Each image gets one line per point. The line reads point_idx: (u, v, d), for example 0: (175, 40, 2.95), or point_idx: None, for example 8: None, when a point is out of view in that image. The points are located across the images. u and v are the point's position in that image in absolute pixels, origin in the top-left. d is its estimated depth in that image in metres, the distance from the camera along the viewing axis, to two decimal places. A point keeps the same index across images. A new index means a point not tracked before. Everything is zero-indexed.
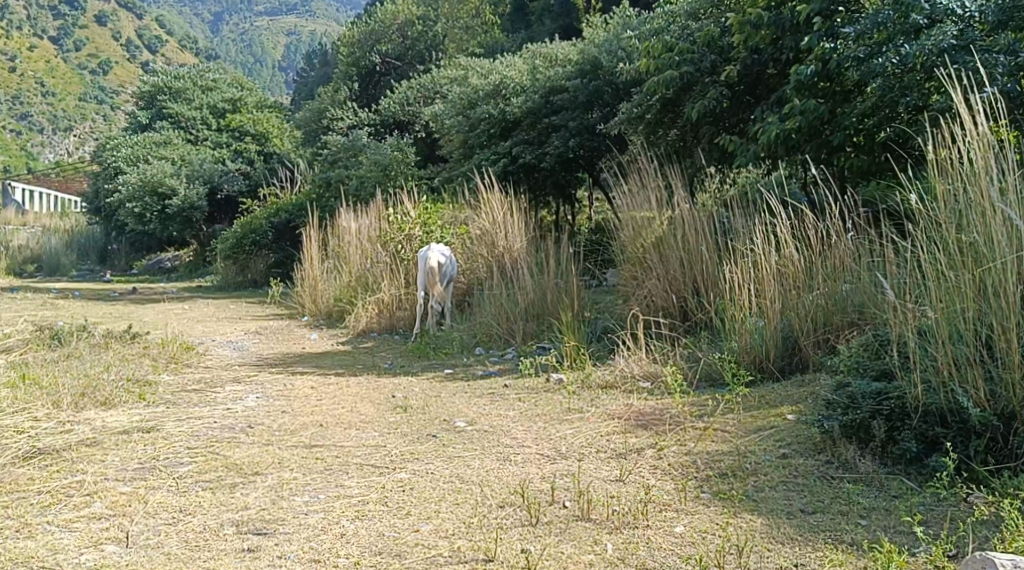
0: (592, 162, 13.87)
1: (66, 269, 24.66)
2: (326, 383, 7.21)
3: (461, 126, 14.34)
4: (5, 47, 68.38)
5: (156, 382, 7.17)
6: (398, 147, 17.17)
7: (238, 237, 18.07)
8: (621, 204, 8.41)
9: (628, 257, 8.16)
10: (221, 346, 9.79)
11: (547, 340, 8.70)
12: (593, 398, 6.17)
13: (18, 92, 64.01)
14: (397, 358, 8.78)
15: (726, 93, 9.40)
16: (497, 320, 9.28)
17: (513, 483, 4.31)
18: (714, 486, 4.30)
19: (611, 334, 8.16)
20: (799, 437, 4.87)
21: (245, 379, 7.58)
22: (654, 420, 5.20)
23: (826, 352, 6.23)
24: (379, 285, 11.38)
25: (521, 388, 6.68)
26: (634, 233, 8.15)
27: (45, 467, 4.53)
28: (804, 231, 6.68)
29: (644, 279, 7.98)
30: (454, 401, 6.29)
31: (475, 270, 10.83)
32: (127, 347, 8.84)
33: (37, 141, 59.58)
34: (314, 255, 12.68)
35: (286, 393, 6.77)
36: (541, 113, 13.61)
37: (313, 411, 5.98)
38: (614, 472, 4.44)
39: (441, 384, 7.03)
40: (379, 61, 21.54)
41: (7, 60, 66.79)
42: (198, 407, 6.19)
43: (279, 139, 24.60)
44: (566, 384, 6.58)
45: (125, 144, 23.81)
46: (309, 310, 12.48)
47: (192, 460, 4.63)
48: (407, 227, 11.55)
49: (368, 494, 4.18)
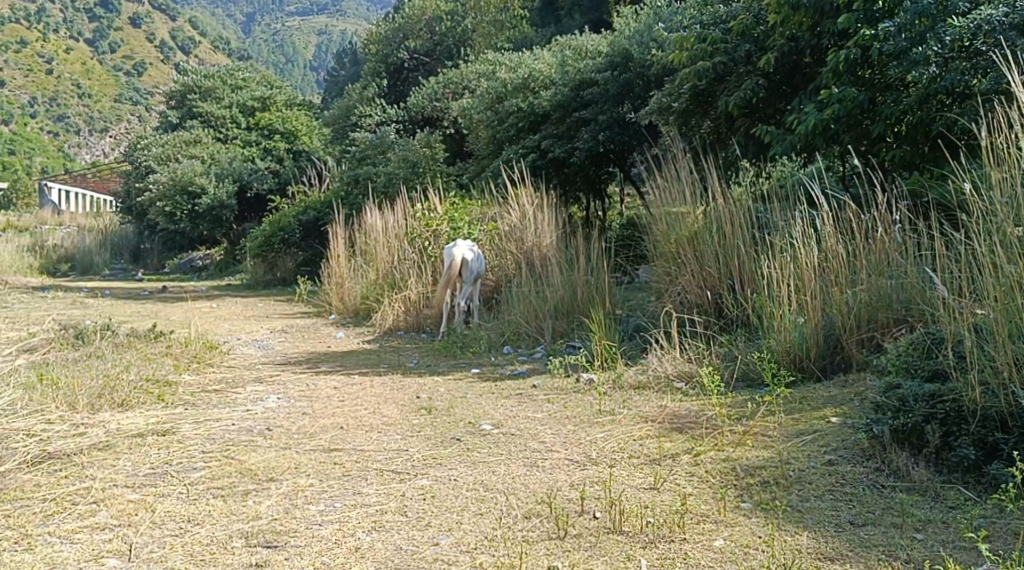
0: (623, 157, 13.62)
1: (98, 268, 25.01)
2: (349, 383, 7.02)
3: (489, 121, 14.14)
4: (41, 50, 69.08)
5: (176, 382, 7.01)
6: (427, 143, 16.99)
7: (266, 235, 17.98)
8: (654, 198, 8.18)
9: (661, 252, 7.92)
10: (245, 345, 9.63)
11: (578, 338, 8.47)
12: (625, 399, 5.93)
13: (54, 94, 64.58)
14: (423, 357, 8.58)
15: (762, 83, 9.13)
16: (524, 318, 9.05)
17: (540, 492, 4.08)
18: (756, 496, 4.05)
19: (643, 332, 7.91)
20: (845, 442, 4.59)
21: (268, 379, 7.40)
22: (690, 423, 4.95)
23: (871, 350, 5.96)
24: (406, 282, 11.19)
25: (549, 389, 6.45)
26: (668, 227, 7.91)
27: (53, 472, 4.36)
28: (847, 224, 6.42)
29: (677, 275, 7.73)
30: (480, 402, 6.08)
31: (503, 267, 10.62)
32: (150, 346, 8.69)
33: (72, 143, 60.08)
34: (341, 253, 12.52)
35: (308, 394, 6.58)
36: (570, 107, 13.38)
37: (334, 413, 5.79)
38: (648, 480, 4.19)
39: (467, 385, 6.82)
40: (407, 57, 21.39)
41: (43, 62, 67.47)
42: (217, 408, 6.02)
43: (308, 137, 24.34)
44: (597, 385, 6.34)
45: (155, 143, 23.81)
46: (336, 308, 12.32)
47: (205, 465, 4.45)
48: (434, 223, 11.37)
49: (387, 503, 3.96)
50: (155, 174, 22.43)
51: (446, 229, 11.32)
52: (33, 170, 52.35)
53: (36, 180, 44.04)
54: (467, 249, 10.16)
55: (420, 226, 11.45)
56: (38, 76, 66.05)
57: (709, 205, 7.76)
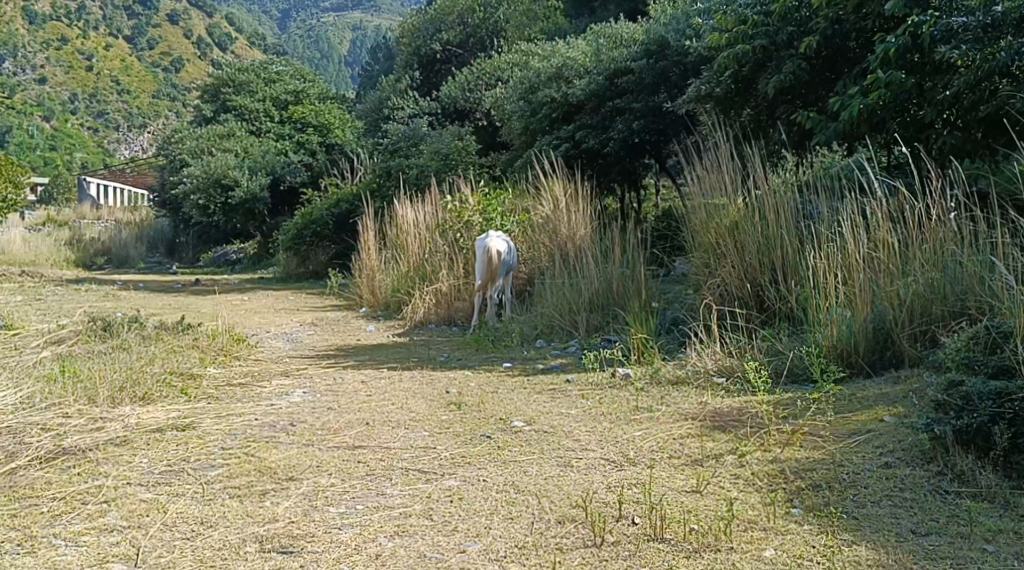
0: (659, 147, 13.33)
1: (134, 261, 25.12)
2: (378, 377, 6.81)
3: (522, 111, 13.91)
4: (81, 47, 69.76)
5: (202, 374, 6.85)
6: (459, 135, 16.77)
7: (298, 228, 17.86)
8: (693, 186, 7.92)
9: (700, 242, 7.66)
10: (274, 338, 9.46)
11: (613, 331, 8.22)
12: (664, 396, 5.67)
13: (93, 90, 65.10)
14: (453, 350, 8.36)
15: (804, 68, 8.83)
16: (557, 310, 8.81)
17: (575, 495, 3.84)
18: (807, 501, 3.79)
19: (681, 326, 7.64)
20: (901, 443, 4.30)
21: (295, 372, 7.21)
22: (733, 422, 4.69)
23: (924, 346, 5.68)
24: (437, 275, 10.99)
25: (584, 384, 6.20)
26: (707, 216, 7.64)
27: (66, 469, 4.18)
28: (898, 213, 6.14)
29: (717, 266, 7.47)
30: (512, 398, 5.84)
31: (536, 259, 10.38)
32: (177, 338, 8.54)
33: (111, 139, 60.55)
34: (371, 245, 12.34)
35: (335, 388, 6.38)
36: (605, 96, 13.09)
37: (361, 408, 5.58)
38: (690, 482, 3.94)
39: (499, 380, 6.59)
40: (440, 49, 21.19)
41: (84, 60, 68.22)
42: (241, 403, 5.83)
43: (340, 130, 24.13)
44: (634, 380, 6.09)
45: (189, 137, 23.81)
46: (367, 302, 12.14)
47: (223, 462, 4.25)
48: (466, 214, 11.16)
49: (412, 505, 3.75)
50: (189, 168, 22.46)
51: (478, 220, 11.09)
52: (73, 166, 52.78)
53: (75, 176, 44.37)
54: (501, 241, 9.93)
55: (452, 217, 11.24)
56: (77, 72, 66.61)
57: (751, 193, 7.49)
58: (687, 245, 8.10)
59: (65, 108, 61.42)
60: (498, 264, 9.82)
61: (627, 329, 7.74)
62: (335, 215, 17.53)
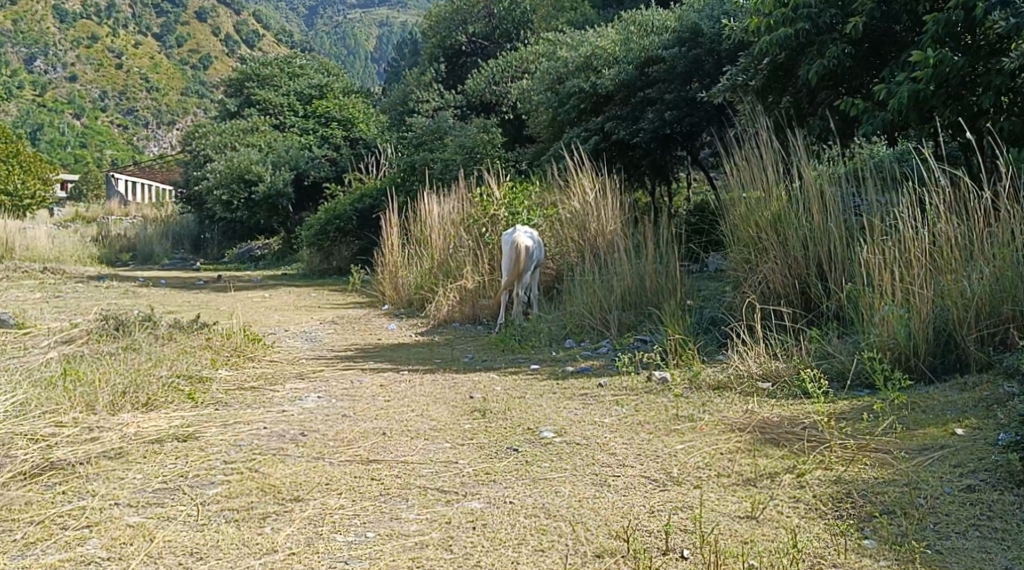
0: (691, 138, 12.90)
1: (158, 258, 24.68)
2: (398, 381, 6.42)
3: (550, 102, 13.48)
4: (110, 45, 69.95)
5: (212, 377, 6.47)
6: (485, 128, 16.35)
7: (322, 223, 17.51)
8: (732, 177, 7.51)
9: (739, 235, 7.24)
10: (292, 337, 9.10)
11: (648, 331, 7.81)
12: (706, 404, 5.25)
13: (123, 87, 65.22)
14: (478, 350, 7.97)
15: (848, 53, 8.39)
16: (587, 308, 8.39)
17: (614, 523, 3.45)
18: (877, 531, 3.38)
19: (721, 326, 7.23)
20: (981, 461, 3.85)
21: (311, 374, 6.82)
22: (786, 434, 4.26)
23: (992, 348, 5.31)
24: (462, 271, 10.60)
25: (620, 391, 5.80)
26: (747, 208, 7.22)
27: (50, 487, 3.81)
28: (959, 205, 5.75)
29: (758, 261, 7.04)
30: (541, 405, 5.43)
31: (564, 255, 9.96)
32: (191, 337, 8.18)
33: (140, 136, 60.73)
34: (394, 241, 11.95)
35: (352, 392, 5.99)
36: (636, 87, 12.65)
37: (379, 416, 5.17)
38: (744, 506, 3.54)
39: (526, 384, 6.17)
40: (465, 41, 20.74)
41: (112, 58, 68.43)
42: (249, 409, 5.44)
43: (365, 124, 23.64)
44: (673, 387, 5.67)
45: (213, 132, 23.55)
46: (390, 299, 11.77)
47: (223, 480, 3.87)
48: (492, 208, 10.72)
49: (429, 534, 3.39)
50: (213, 163, 22.19)
51: (504, 214, 10.66)
52: (103, 163, 52.84)
53: (104, 171, 44.29)
54: (530, 238, 9.54)
55: (477, 212, 10.83)
56: (106, 70, 66.74)
57: (796, 184, 7.08)
58: (725, 239, 7.67)
59: (95, 106, 61.56)
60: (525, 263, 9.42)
61: (663, 329, 7.33)
62: (359, 210, 17.16)
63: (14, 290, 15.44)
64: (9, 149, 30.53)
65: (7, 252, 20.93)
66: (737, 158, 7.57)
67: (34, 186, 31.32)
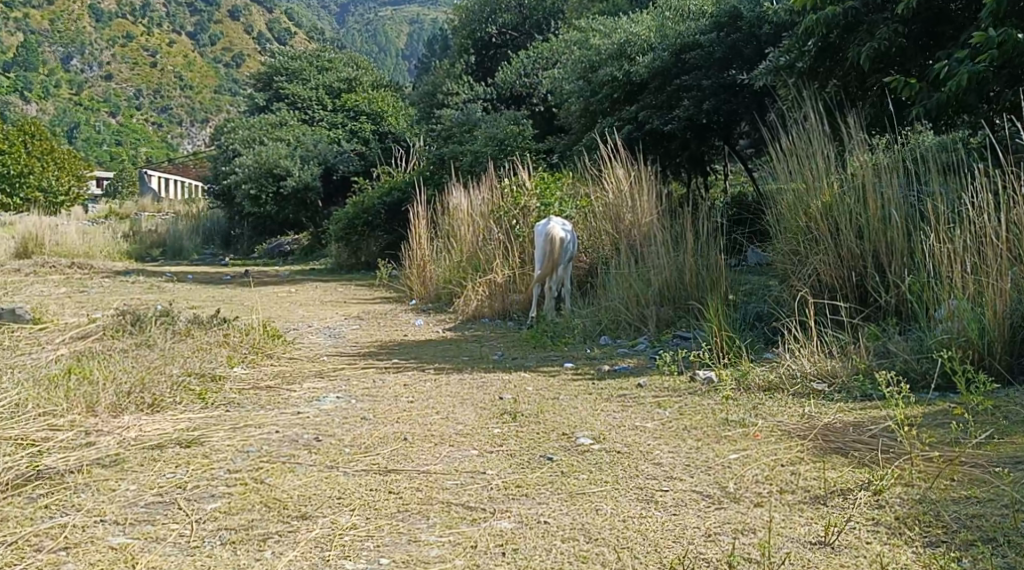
0: (728, 127, 12.41)
1: (187, 253, 24.56)
2: (423, 380, 6.02)
3: (582, 92, 13.02)
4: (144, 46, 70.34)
5: (226, 376, 6.09)
6: (516, 120, 15.91)
7: (349, 218, 17.16)
8: (779, 164, 7.06)
9: (787, 225, 6.80)
10: (315, 333, 8.74)
11: (689, 327, 7.38)
12: (757, 407, 4.82)
13: (157, 86, 65.41)
14: (508, 347, 7.57)
15: (900, 33, 7.90)
16: (623, 303, 7.95)
17: (665, 548, 3.04)
18: (972, 561, 2.94)
19: (769, 322, 6.78)
20: None
21: (331, 373, 6.44)
22: (856, 444, 3.81)
23: None
24: (491, 265, 10.18)
25: (662, 392, 5.37)
26: (797, 196, 6.77)
27: (33, 501, 3.45)
28: None
29: (808, 253, 6.60)
30: (575, 408, 5.01)
31: (598, 247, 9.52)
32: (208, 333, 7.82)
33: (174, 135, 60.86)
34: (422, 233, 11.56)
35: (373, 393, 5.60)
36: (670, 74, 12.16)
37: (400, 420, 4.76)
38: (814, 530, 3.12)
39: (560, 386, 5.76)
40: (496, 32, 20.27)
41: (147, 58, 69.07)
42: (261, 411, 5.06)
43: (394, 118, 23.29)
44: (721, 389, 5.24)
45: (241, 126, 23.27)
46: (417, 293, 11.39)
47: (224, 492, 3.50)
48: (522, 199, 10.36)
49: (453, 561, 3.00)
50: (241, 157, 21.94)
51: (534, 206, 10.26)
52: (137, 160, 52.99)
53: (138, 171, 44.40)
54: (566, 229, 9.11)
55: (507, 203, 10.45)
56: (141, 69, 67.09)
57: (849, 171, 6.64)
58: (771, 230, 7.22)
59: (129, 105, 61.78)
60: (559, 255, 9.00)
61: (705, 324, 6.90)
62: (387, 204, 16.80)
63: (40, 285, 15.24)
64: (42, 146, 30.53)
65: (36, 247, 20.80)
66: (784, 143, 7.12)
67: (68, 183, 31.32)
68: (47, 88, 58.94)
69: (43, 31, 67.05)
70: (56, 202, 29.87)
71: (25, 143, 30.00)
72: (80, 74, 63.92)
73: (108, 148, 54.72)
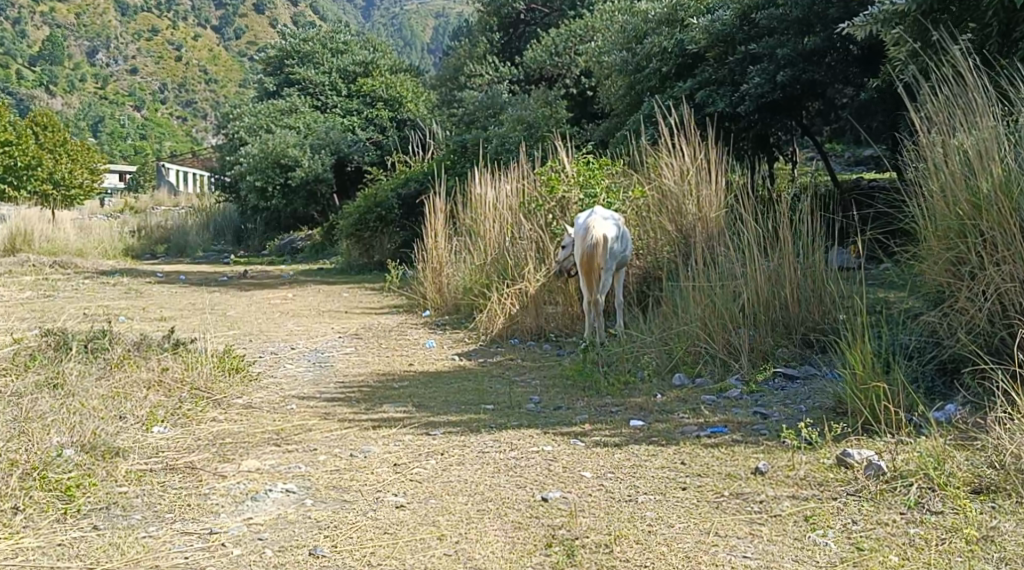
0: (805, 100, 10.21)
1: (192, 249, 22.57)
2: (424, 456, 4.02)
3: (625, 65, 10.89)
4: (170, 39, 68.67)
5: (139, 445, 4.10)
6: (548, 101, 13.82)
7: (360, 212, 15.14)
8: (925, 138, 5.06)
9: (944, 224, 4.80)
10: (296, 361, 6.81)
11: (810, 372, 5.38)
12: (981, 538, 2.91)
13: (183, 78, 63.34)
14: (544, 388, 5.56)
15: None
16: (701, 327, 5.88)
17: None
18: None
19: (939, 362, 4.75)
20: None
21: (297, 439, 4.40)
22: None
23: None
24: (520, 269, 8.15)
25: (802, 491, 3.41)
26: (957, 178, 4.78)
27: None
28: None
29: (982, 262, 4.63)
30: (669, 527, 3.10)
31: (656, 250, 7.44)
32: (148, 363, 5.87)
33: (199, 129, 58.99)
34: (439, 229, 9.53)
35: (347, 485, 3.61)
36: (736, 41, 9.96)
37: (377, 563, 2.90)
38: None
39: (630, 471, 3.78)
40: (524, 7, 18.00)
41: (173, 50, 67.45)
42: (147, 528, 3.13)
43: (414, 103, 21.18)
44: (898, 494, 3.29)
45: (247, 113, 21.08)
46: (432, 302, 9.39)
47: None
48: (561, 189, 8.23)
49: None
50: (246, 146, 19.98)
51: (578, 196, 8.11)
52: (161, 153, 51.25)
53: (159, 163, 42.55)
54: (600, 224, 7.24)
55: (542, 193, 8.34)
56: (167, 62, 65.33)
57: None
58: (915, 229, 5.18)
59: (154, 98, 60.09)
60: (616, 255, 6.95)
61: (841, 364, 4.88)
62: (402, 196, 14.80)
63: (5, 286, 13.41)
64: (54, 138, 28.52)
65: (24, 244, 18.87)
66: (930, 110, 5.13)
67: (82, 175, 29.27)
68: (72, 83, 57.79)
69: (69, 23, 65.95)
70: (68, 195, 27.85)
71: (35, 134, 28.08)
72: (105, 68, 62.68)
73: (131, 142, 53.05)
